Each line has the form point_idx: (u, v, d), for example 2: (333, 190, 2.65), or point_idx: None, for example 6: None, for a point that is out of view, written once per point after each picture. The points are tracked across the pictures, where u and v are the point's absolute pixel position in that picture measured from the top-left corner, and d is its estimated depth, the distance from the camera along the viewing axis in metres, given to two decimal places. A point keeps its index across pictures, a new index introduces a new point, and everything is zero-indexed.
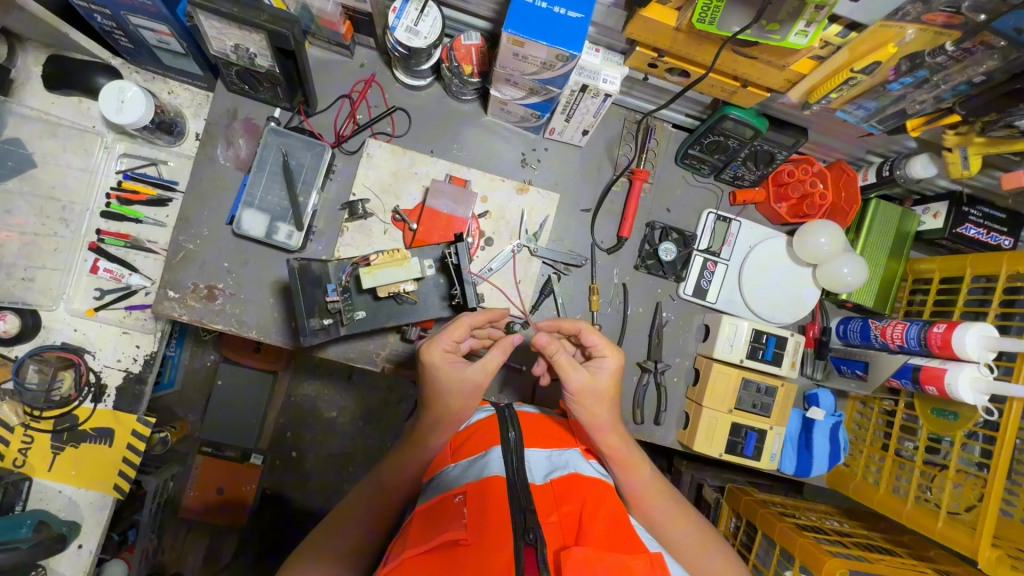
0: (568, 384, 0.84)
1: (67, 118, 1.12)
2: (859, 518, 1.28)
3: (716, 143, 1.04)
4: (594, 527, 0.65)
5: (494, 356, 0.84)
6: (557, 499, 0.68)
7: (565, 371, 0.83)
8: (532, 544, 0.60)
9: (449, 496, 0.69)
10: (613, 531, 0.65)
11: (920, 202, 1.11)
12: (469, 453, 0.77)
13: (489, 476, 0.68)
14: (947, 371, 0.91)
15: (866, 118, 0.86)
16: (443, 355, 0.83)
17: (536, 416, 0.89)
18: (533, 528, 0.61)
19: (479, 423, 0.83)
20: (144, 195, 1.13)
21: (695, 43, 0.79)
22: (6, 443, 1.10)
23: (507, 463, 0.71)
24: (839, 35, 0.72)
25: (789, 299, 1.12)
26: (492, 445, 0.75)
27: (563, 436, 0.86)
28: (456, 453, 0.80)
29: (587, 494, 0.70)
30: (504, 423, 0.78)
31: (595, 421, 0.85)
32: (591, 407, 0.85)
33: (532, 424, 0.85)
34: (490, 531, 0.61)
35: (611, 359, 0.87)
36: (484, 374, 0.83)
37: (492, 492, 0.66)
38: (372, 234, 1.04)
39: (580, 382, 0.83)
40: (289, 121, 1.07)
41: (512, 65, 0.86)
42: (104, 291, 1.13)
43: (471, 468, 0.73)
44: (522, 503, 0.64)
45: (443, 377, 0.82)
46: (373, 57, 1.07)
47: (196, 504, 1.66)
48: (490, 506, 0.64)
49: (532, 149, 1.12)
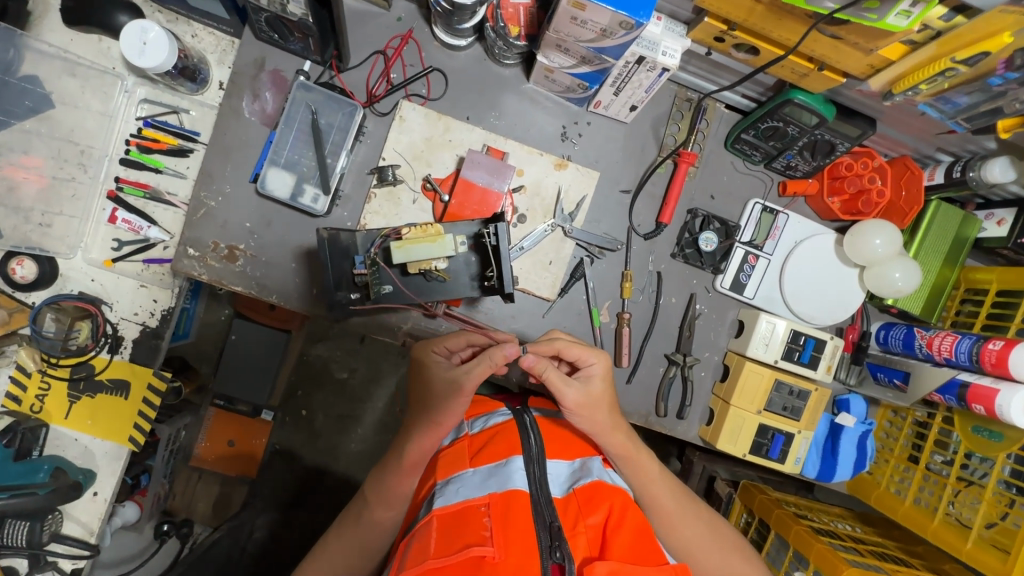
0: (564, 398, 0.80)
1: (86, 57, 1.07)
2: (873, 524, 1.26)
3: (773, 129, 0.96)
4: (621, 537, 0.65)
5: (482, 367, 0.78)
6: (581, 509, 0.68)
7: (557, 389, 0.80)
8: (559, 562, 0.62)
9: (473, 504, 0.66)
10: (640, 540, 0.66)
11: (984, 207, 1.03)
12: (488, 459, 0.74)
13: (513, 489, 0.67)
14: (998, 392, 0.86)
15: (952, 114, 0.78)
16: (435, 355, 0.85)
17: (551, 421, 0.88)
18: (559, 545, 0.63)
19: (499, 426, 0.80)
20: (165, 144, 1.08)
21: (775, 18, 0.72)
22: (23, 388, 1.09)
23: (530, 474, 0.71)
24: (943, 19, 0.64)
25: (830, 300, 1.07)
26: (513, 454, 0.73)
27: (575, 441, 0.84)
28: (474, 458, 0.75)
29: (613, 501, 0.69)
30: (524, 429, 0.77)
31: (598, 426, 0.83)
32: (589, 413, 0.82)
33: (550, 430, 0.84)
34: (516, 549, 0.61)
35: (598, 363, 0.84)
36: (466, 378, 0.79)
37: (517, 505, 0.66)
38: (401, 203, 0.99)
39: (574, 397, 0.80)
40: (320, 76, 1.00)
41: (567, 30, 0.78)
42: (122, 241, 1.10)
43: (491, 476, 0.70)
44: (546, 519, 0.66)
45: (433, 377, 0.83)
46: (411, 11, 1.00)
47: (209, 455, 1.68)
48: (516, 520, 0.64)
49: (574, 122, 1.05)
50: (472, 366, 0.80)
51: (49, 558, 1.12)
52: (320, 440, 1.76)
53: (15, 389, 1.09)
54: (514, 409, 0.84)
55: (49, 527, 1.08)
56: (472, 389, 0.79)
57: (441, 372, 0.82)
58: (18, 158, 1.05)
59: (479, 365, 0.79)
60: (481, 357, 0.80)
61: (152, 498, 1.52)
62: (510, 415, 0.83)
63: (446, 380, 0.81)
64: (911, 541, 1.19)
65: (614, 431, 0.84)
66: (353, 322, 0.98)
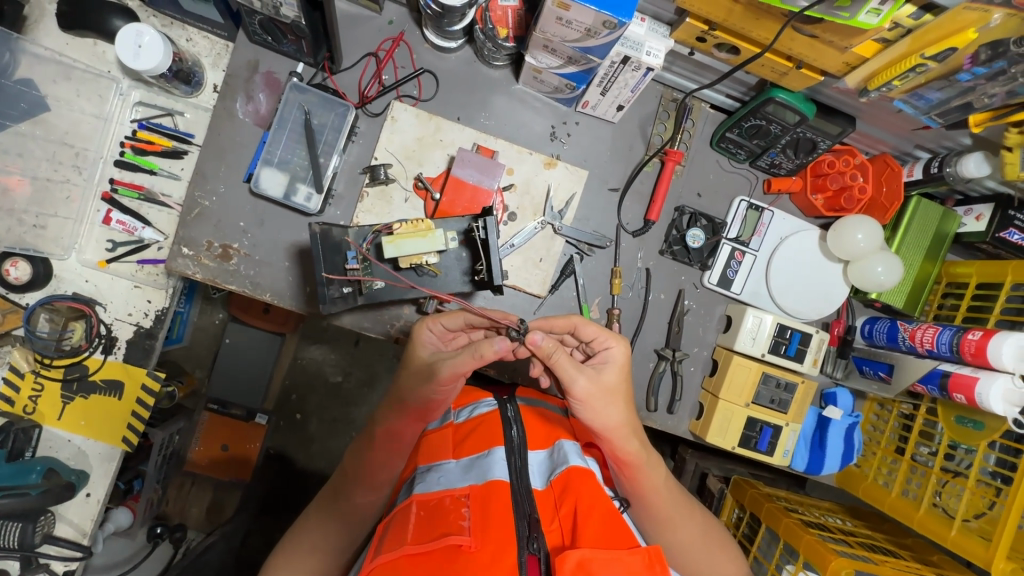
0: (574, 386, 0.77)
1: (81, 61, 1.08)
2: (862, 518, 1.27)
3: (757, 128, 0.99)
4: (592, 521, 0.65)
5: (465, 356, 0.76)
6: (557, 502, 0.70)
7: (567, 373, 0.77)
8: (536, 553, 0.63)
9: (453, 495, 0.70)
10: (612, 524, 0.65)
11: (963, 202, 1.06)
12: (470, 450, 0.78)
13: (492, 480, 0.70)
14: (978, 381, 0.89)
15: (926, 109, 0.81)
16: (429, 332, 0.84)
17: (533, 413, 0.89)
18: (536, 537, 0.64)
19: (482, 416, 0.85)
20: (159, 146, 1.10)
21: (754, 16, 0.74)
22: (16, 390, 1.10)
23: (509, 465, 0.73)
24: (912, 17, 0.67)
25: (815, 293, 1.09)
26: (495, 445, 0.77)
27: (558, 432, 0.86)
28: (457, 449, 0.80)
29: (580, 493, 0.69)
30: (507, 422, 0.80)
31: (606, 421, 0.80)
32: (599, 405, 0.79)
33: (533, 423, 0.86)
34: (494, 537, 0.63)
35: (616, 348, 0.83)
36: (446, 366, 0.76)
37: (496, 496, 0.68)
38: (393, 201, 1.01)
39: (585, 386, 0.78)
40: (313, 77, 1.02)
41: (553, 30, 0.81)
42: (116, 242, 1.11)
43: (471, 469, 0.74)
44: (523, 509, 0.67)
45: (416, 354, 0.83)
46: (403, 15, 1.02)
47: (202, 459, 1.65)
48: (495, 509, 0.66)
49: (562, 122, 1.07)
50: (455, 356, 0.77)
51: (41, 559, 1.12)
52: (313, 444, 1.77)
53: (8, 391, 1.09)
54: (499, 400, 0.87)
55: (42, 528, 1.08)
56: (449, 377, 0.76)
57: (427, 353, 0.83)
58: (12, 161, 1.06)
59: (460, 355, 0.76)
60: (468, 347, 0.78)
61: (145, 503, 1.51)
62: (494, 406, 0.86)
63: (425, 361, 0.81)
64: (900, 534, 1.20)
65: (624, 439, 0.80)
66: (345, 318, 1.00)
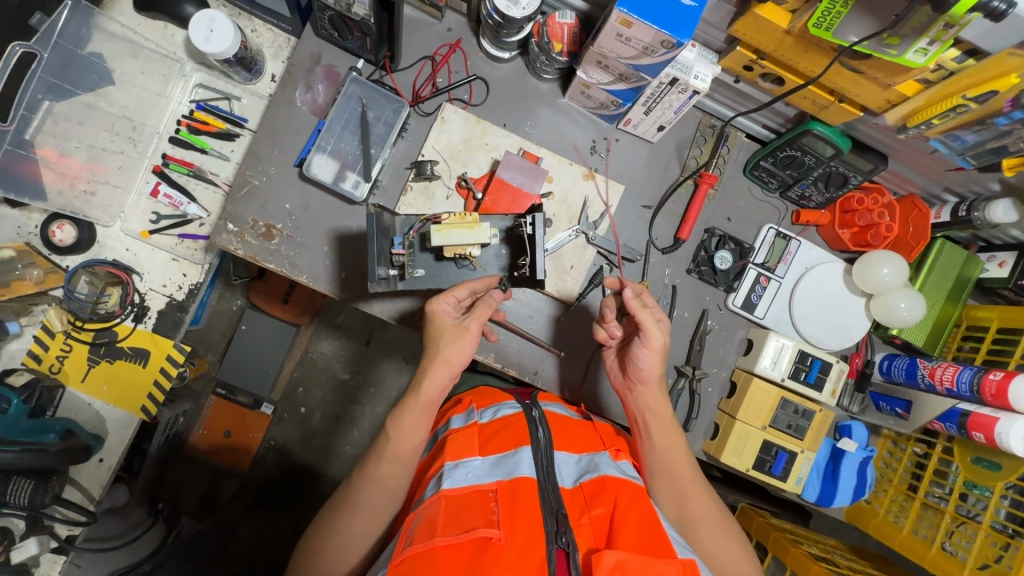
0: (649, 335, 0.87)
1: (151, 41, 1.13)
2: (868, 558, 1.26)
3: (791, 158, 1.03)
4: (627, 526, 0.67)
5: (483, 309, 0.84)
6: (587, 502, 0.71)
7: (645, 323, 0.87)
8: (564, 547, 0.65)
9: (480, 488, 0.70)
10: (646, 529, 0.67)
11: (986, 249, 1.09)
12: (497, 450, 0.78)
13: (520, 477, 0.71)
14: (997, 421, 0.90)
15: (961, 150, 0.85)
16: (445, 304, 0.85)
17: (563, 417, 0.89)
18: (564, 531, 0.66)
19: (507, 418, 0.84)
20: (214, 127, 1.14)
21: (805, 48, 0.78)
22: (45, 348, 1.12)
23: (537, 463, 0.74)
24: (955, 60, 0.71)
25: (835, 325, 1.11)
26: (522, 444, 0.77)
27: (583, 430, 0.87)
28: (483, 447, 0.79)
29: (619, 492, 0.71)
30: (533, 423, 0.81)
31: (651, 371, 0.90)
32: (658, 356, 0.89)
33: (562, 422, 0.87)
34: (522, 531, 0.65)
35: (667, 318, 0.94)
36: (473, 320, 0.84)
37: (524, 493, 0.69)
38: (435, 198, 1.04)
39: (657, 337, 0.88)
40: (371, 74, 1.07)
41: (610, 47, 0.85)
42: (160, 215, 1.15)
43: (498, 466, 0.74)
44: (553, 506, 0.69)
45: (441, 327, 0.84)
46: (461, 24, 1.08)
47: (203, 443, 1.63)
48: (523, 506, 0.67)
49: (603, 137, 1.11)
50: (474, 311, 0.85)
51: (48, 521, 1.09)
52: (315, 438, 1.77)
53: (38, 348, 1.12)
54: (524, 403, 0.87)
55: (52, 489, 1.05)
56: (478, 330, 0.84)
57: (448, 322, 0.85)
58: (74, 129, 1.08)
59: (478, 308, 0.85)
60: (480, 301, 0.86)
61: (144, 481, 1.50)
62: (518, 409, 0.86)
63: (452, 328, 0.84)
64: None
65: (657, 396, 0.91)
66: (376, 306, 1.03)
